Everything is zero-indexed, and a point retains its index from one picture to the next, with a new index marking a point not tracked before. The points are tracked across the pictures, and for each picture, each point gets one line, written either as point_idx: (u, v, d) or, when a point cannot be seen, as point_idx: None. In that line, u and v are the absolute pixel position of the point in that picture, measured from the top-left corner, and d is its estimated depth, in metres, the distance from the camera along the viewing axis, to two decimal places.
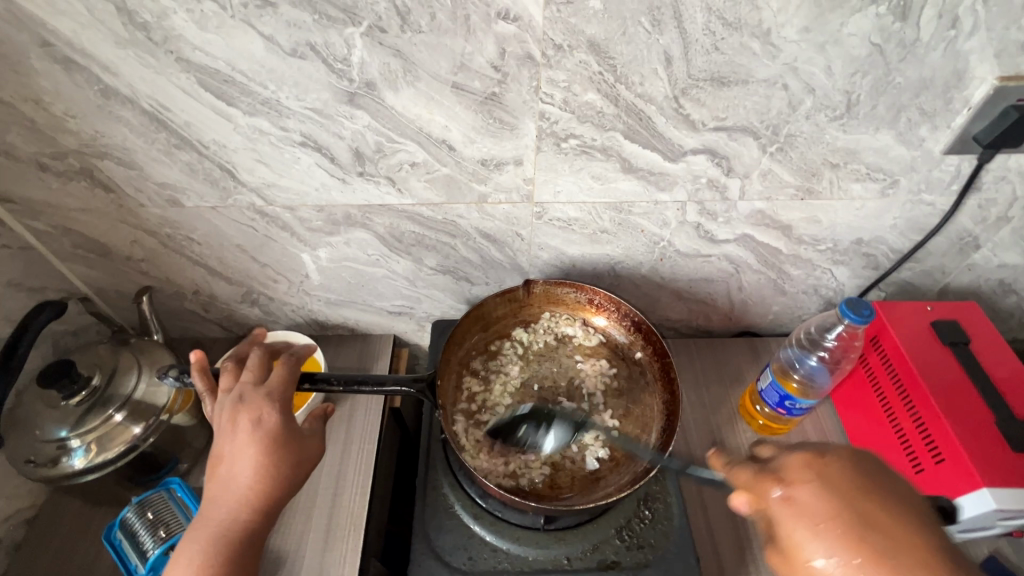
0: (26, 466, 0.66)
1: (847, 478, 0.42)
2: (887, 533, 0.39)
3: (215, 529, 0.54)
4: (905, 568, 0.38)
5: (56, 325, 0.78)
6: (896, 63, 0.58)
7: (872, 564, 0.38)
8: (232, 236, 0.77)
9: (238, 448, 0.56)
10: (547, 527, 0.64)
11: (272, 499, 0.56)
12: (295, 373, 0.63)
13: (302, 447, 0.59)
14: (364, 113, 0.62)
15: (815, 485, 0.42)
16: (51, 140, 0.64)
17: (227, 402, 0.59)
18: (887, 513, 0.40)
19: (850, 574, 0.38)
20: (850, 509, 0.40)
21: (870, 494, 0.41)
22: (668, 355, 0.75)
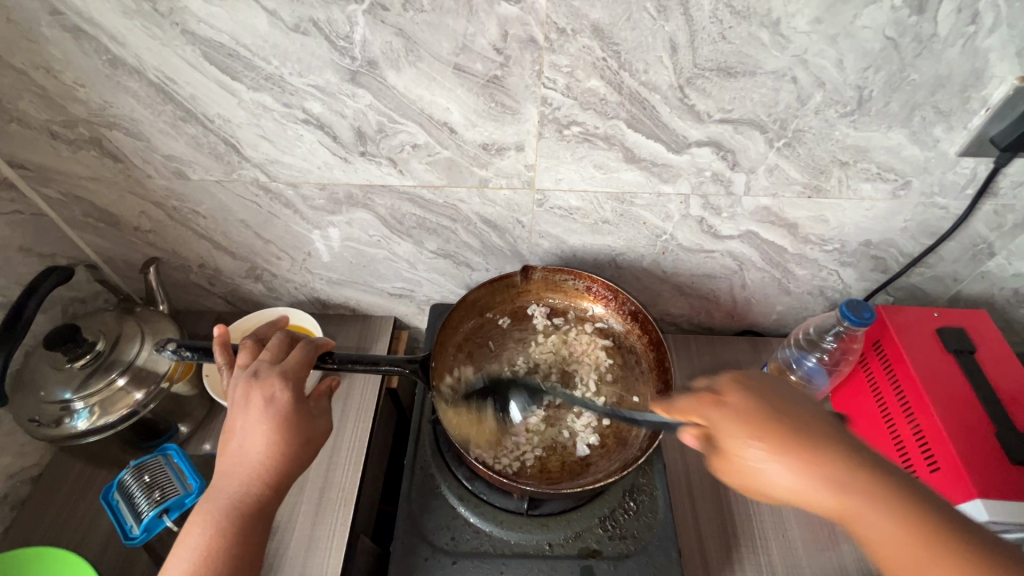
0: (31, 425, 0.68)
1: (757, 385, 0.51)
2: (789, 421, 0.47)
3: (226, 502, 0.53)
4: (804, 443, 0.46)
5: (65, 290, 0.80)
6: (912, 59, 0.56)
7: (781, 442, 0.46)
8: (236, 211, 0.78)
9: (250, 422, 0.55)
10: (531, 512, 0.65)
11: (283, 475, 0.55)
12: (310, 354, 0.62)
13: (313, 426, 0.58)
14: (365, 92, 0.62)
15: (733, 393, 0.50)
16: (62, 108, 0.65)
17: (241, 378, 0.58)
18: (782, 404, 0.49)
19: (768, 454, 0.46)
20: (762, 410, 0.49)
21: (776, 396, 0.50)
22: (663, 344, 0.75)
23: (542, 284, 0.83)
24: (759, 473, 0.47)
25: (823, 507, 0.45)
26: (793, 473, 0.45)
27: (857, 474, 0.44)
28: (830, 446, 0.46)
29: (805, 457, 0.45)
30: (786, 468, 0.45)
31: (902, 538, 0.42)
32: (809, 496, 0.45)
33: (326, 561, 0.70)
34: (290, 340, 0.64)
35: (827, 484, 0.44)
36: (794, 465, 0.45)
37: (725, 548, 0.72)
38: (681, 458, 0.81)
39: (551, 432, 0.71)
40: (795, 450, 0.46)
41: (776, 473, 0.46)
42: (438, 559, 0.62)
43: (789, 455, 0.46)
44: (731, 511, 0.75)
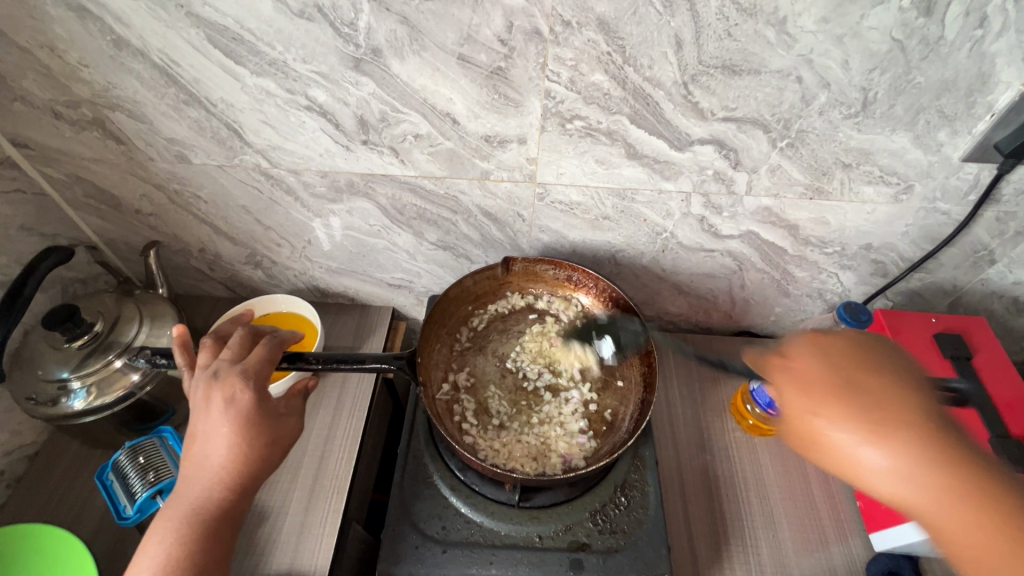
0: (27, 404, 0.68)
1: (831, 349, 0.54)
2: (873, 390, 0.50)
3: (186, 508, 0.52)
4: (889, 414, 0.48)
5: (66, 271, 0.81)
6: (918, 62, 0.56)
7: (862, 410, 0.49)
8: (238, 197, 0.78)
9: (210, 426, 0.54)
10: (521, 504, 0.65)
11: (246, 478, 0.54)
12: (275, 352, 0.60)
13: (278, 425, 0.57)
14: (369, 80, 0.62)
15: (835, 353, 0.54)
16: (66, 88, 0.65)
17: (201, 379, 0.56)
18: (900, 380, 0.51)
19: (839, 421, 0.49)
20: (860, 376, 0.52)
21: (860, 360, 0.53)
22: (644, 328, 0.76)
23: (523, 275, 0.84)
24: (827, 438, 0.49)
25: (885, 476, 0.46)
26: (858, 438, 0.48)
27: (934, 446, 0.46)
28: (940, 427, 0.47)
29: (885, 427, 0.48)
30: (856, 434, 0.48)
31: (933, 500, 0.45)
32: (892, 471, 0.46)
33: (318, 546, 0.71)
34: (253, 337, 0.63)
35: (912, 458, 0.46)
36: (908, 443, 0.46)
37: (715, 546, 0.72)
38: (674, 457, 0.81)
39: (540, 422, 0.72)
40: (873, 417, 0.48)
41: (836, 435, 0.49)
42: (428, 547, 0.62)
43: (868, 425, 0.48)
44: (723, 509, 0.76)
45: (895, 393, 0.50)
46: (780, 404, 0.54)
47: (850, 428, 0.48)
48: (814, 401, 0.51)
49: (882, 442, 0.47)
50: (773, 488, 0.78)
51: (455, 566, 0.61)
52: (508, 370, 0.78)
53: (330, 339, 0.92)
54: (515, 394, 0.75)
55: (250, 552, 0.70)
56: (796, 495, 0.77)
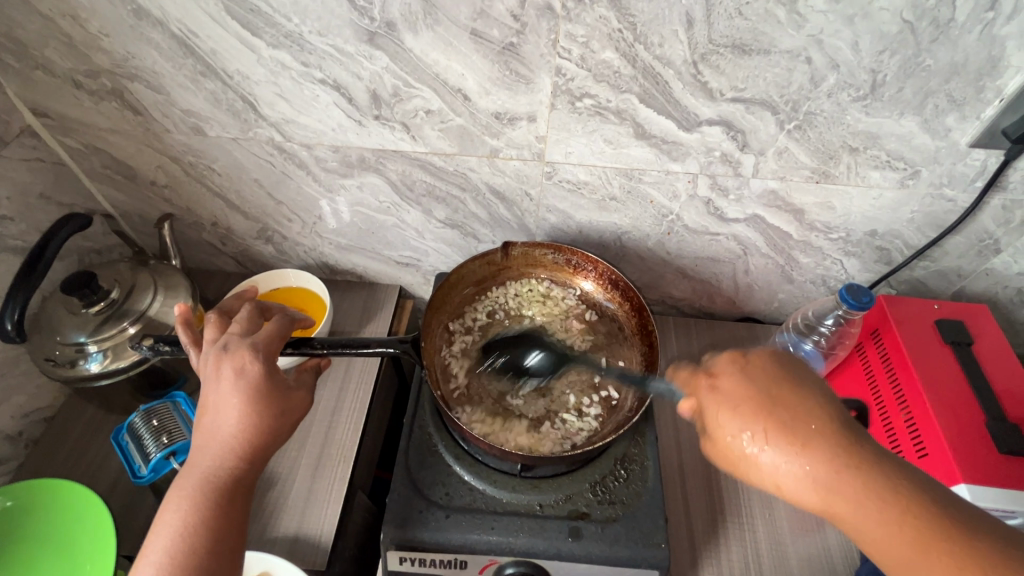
0: (46, 365, 0.70)
1: (764, 372, 0.50)
2: (773, 407, 0.47)
3: (200, 478, 0.52)
4: (786, 429, 0.45)
5: (83, 241, 0.83)
6: (927, 44, 0.56)
7: (777, 428, 0.46)
8: (251, 170, 0.79)
9: (221, 397, 0.53)
10: (524, 474, 0.67)
11: (258, 448, 0.54)
12: (285, 328, 0.60)
13: (289, 398, 0.56)
14: (383, 54, 0.63)
15: (758, 376, 0.49)
16: (86, 58, 0.67)
17: (210, 351, 0.56)
18: (789, 390, 0.48)
19: (759, 441, 0.46)
20: (766, 394, 0.48)
21: (795, 379, 0.49)
22: (645, 309, 0.77)
23: (523, 259, 0.85)
24: (752, 460, 0.46)
25: (827, 500, 0.44)
26: (783, 456, 0.45)
27: (846, 468, 0.44)
28: (832, 439, 0.45)
29: (785, 441, 0.45)
30: (775, 452, 0.45)
31: (898, 535, 0.41)
32: (810, 489, 0.44)
33: (324, 512, 0.72)
34: (262, 314, 0.63)
35: (817, 472, 0.44)
36: (813, 461, 0.44)
37: (712, 522, 0.74)
38: (673, 437, 0.83)
39: (545, 404, 0.73)
40: (781, 436, 0.45)
41: (760, 460, 0.46)
42: (432, 512, 0.64)
43: (770, 438, 0.45)
44: (720, 488, 0.77)
45: (801, 404, 0.47)
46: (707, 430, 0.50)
47: (766, 447, 0.45)
48: (736, 424, 0.47)
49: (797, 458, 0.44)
50: None
51: (458, 530, 0.63)
52: (510, 354, 0.78)
53: (339, 315, 0.93)
54: (518, 376, 0.76)
55: (259, 516, 0.72)
56: None
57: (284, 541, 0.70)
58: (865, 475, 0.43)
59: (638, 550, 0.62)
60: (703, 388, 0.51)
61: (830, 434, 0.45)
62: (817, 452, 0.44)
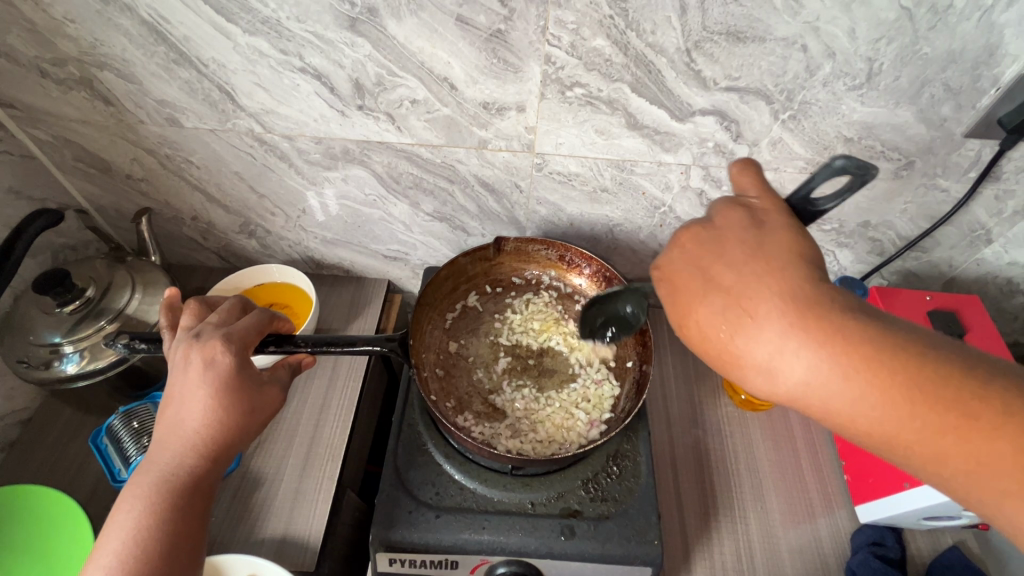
0: (20, 367, 0.68)
1: (728, 249, 0.44)
2: (718, 289, 0.43)
3: (156, 478, 0.49)
4: (734, 301, 0.42)
5: (55, 237, 0.80)
6: (925, 31, 0.55)
7: (748, 310, 0.41)
8: (230, 162, 0.77)
9: (188, 388, 0.51)
10: (514, 472, 0.66)
11: (221, 447, 0.52)
12: (262, 322, 0.58)
13: (259, 394, 0.54)
14: (365, 41, 0.60)
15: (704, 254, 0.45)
16: (51, 45, 0.63)
17: (182, 341, 0.54)
18: (722, 261, 0.44)
19: (727, 328, 0.41)
20: (724, 263, 0.44)
21: (743, 244, 0.44)
22: None
23: (515, 255, 0.82)
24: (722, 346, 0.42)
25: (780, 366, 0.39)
26: (756, 339, 0.40)
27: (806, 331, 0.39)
28: (780, 296, 0.40)
29: (730, 316, 0.41)
30: (745, 336, 0.40)
31: (885, 406, 0.37)
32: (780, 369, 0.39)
33: (313, 512, 0.71)
34: (241, 304, 0.61)
35: (783, 337, 0.39)
36: (770, 327, 0.40)
37: (704, 517, 0.74)
38: (666, 433, 0.82)
39: (536, 402, 0.72)
40: (722, 315, 0.42)
41: (716, 342, 0.42)
42: (422, 512, 0.63)
43: (722, 313, 0.42)
44: (713, 482, 0.77)
45: (758, 277, 0.42)
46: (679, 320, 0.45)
47: (739, 333, 0.41)
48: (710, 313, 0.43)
49: (772, 337, 0.39)
50: (763, 462, 0.79)
51: (449, 531, 0.62)
52: (502, 352, 0.77)
53: (325, 311, 0.91)
54: (508, 375, 0.75)
55: (245, 517, 0.70)
56: (786, 469, 0.79)
57: (271, 543, 0.69)
58: (824, 330, 0.39)
59: (631, 547, 0.61)
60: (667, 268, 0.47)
61: (778, 297, 0.40)
62: (767, 314, 0.40)
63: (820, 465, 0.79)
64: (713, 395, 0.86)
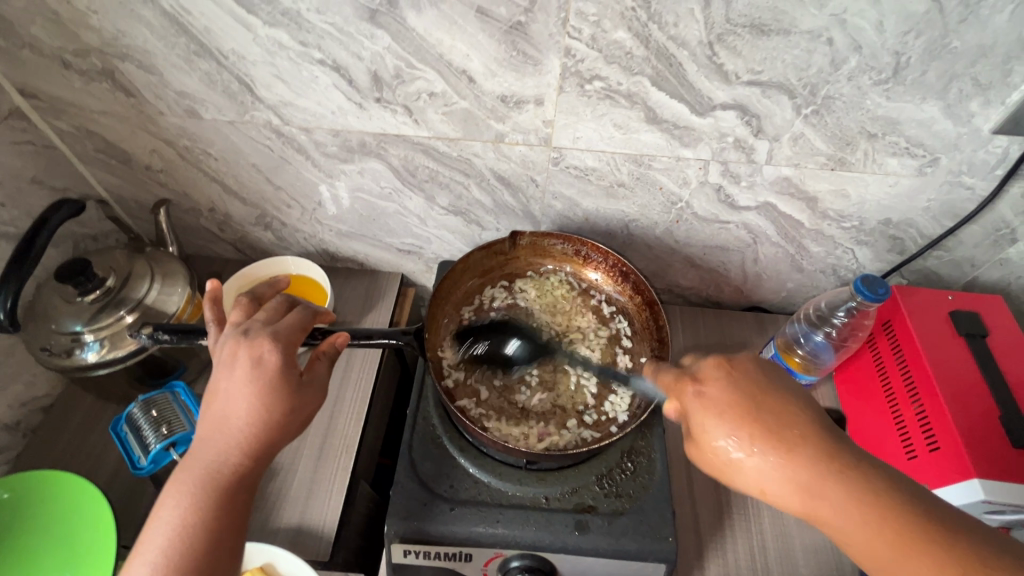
0: (41, 354, 0.69)
1: (755, 379, 0.47)
2: (763, 416, 0.45)
3: (204, 473, 0.50)
4: (773, 430, 0.45)
5: (76, 227, 0.81)
6: (955, 25, 0.54)
7: (760, 433, 0.44)
8: (248, 154, 0.77)
9: (234, 385, 0.52)
10: (528, 467, 0.66)
11: (264, 445, 0.52)
12: (308, 321, 0.59)
13: (301, 394, 0.54)
14: (384, 33, 0.60)
15: (752, 376, 0.48)
16: (75, 36, 0.64)
17: (230, 336, 0.55)
18: (773, 395, 0.46)
19: (742, 446, 0.44)
20: (764, 388, 0.47)
21: (767, 399, 0.46)
22: (656, 306, 0.74)
23: (531, 250, 0.83)
24: (736, 464, 0.45)
25: (790, 490, 0.44)
26: (768, 461, 0.44)
27: (829, 461, 0.43)
28: (806, 428, 0.45)
29: (767, 442, 0.44)
30: (761, 458, 0.44)
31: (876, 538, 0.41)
32: (776, 484, 0.44)
33: (327, 502, 0.72)
34: (287, 301, 0.62)
35: (802, 479, 0.43)
36: (801, 464, 0.43)
37: (718, 515, 0.73)
38: (680, 429, 0.82)
39: (549, 397, 0.72)
40: (768, 448, 0.44)
41: (753, 469, 0.44)
42: (436, 504, 0.63)
43: (742, 434, 0.45)
44: (726, 480, 0.76)
45: (784, 416, 0.45)
46: (690, 432, 0.48)
47: (752, 451, 0.44)
48: (724, 431, 0.45)
49: (789, 462, 0.43)
50: None
51: (463, 523, 0.62)
52: (516, 347, 0.77)
53: (340, 303, 0.92)
54: (523, 369, 0.75)
55: (262, 505, 0.71)
56: None
57: (287, 532, 0.69)
58: (846, 470, 0.43)
59: (645, 544, 0.61)
60: (686, 384, 0.49)
61: (807, 433, 0.44)
62: (795, 453, 0.44)
63: None
64: None
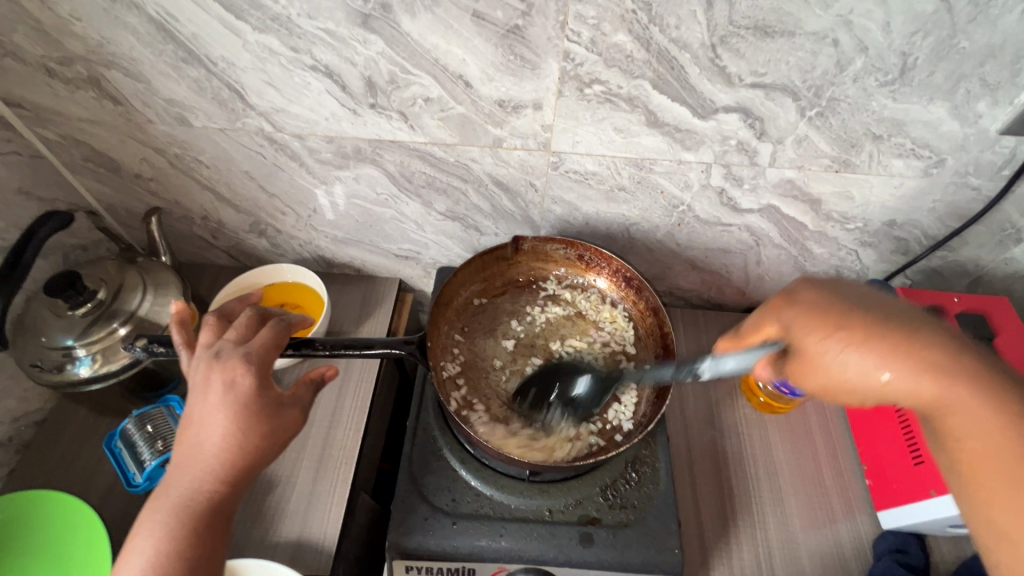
0: (32, 370, 0.67)
1: (840, 291, 0.49)
2: (865, 314, 0.46)
3: (175, 503, 0.49)
4: (887, 330, 0.45)
5: (66, 237, 0.79)
6: (964, 24, 0.53)
7: (870, 337, 0.44)
8: (241, 161, 0.75)
9: (207, 410, 0.51)
10: (532, 478, 0.65)
11: (240, 470, 0.51)
12: (280, 338, 0.57)
13: (279, 414, 0.53)
14: (377, 38, 0.59)
15: (844, 292, 0.49)
16: (58, 43, 0.62)
17: (201, 360, 0.54)
18: (874, 301, 0.48)
19: (849, 347, 0.44)
20: (869, 299, 0.48)
21: (868, 306, 0.47)
22: (661, 312, 0.73)
23: (533, 255, 0.81)
24: (839, 368, 0.45)
25: (915, 390, 0.43)
26: (874, 361, 0.44)
27: (949, 363, 0.43)
28: (909, 326, 0.45)
29: (877, 341, 0.44)
30: (872, 358, 0.44)
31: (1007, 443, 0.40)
32: (899, 385, 0.43)
33: (327, 515, 0.71)
34: (258, 316, 0.60)
35: (923, 373, 0.43)
36: (912, 361, 0.43)
37: (723, 522, 0.72)
38: (683, 434, 0.81)
39: (552, 406, 0.71)
40: (884, 342, 0.44)
41: (858, 368, 0.44)
42: (438, 519, 0.62)
43: (853, 338, 0.45)
44: (731, 485, 0.76)
45: (888, 321, 0.45)
46: (789, 345, 0.48)
47: (859, 352, 0.44)
48: (830, 336, 0.45)
49: (903, 363, 0.43)
50: (782, 466, 0.78)
51: (465, 538, 0.61)
52: (519, 354, 0.76)
53: (337, 310, 0.90)
54: (526, 378, 0.73)
55: (260, 520, 0.70)
56: (806, 474, 0.77)
57: (286, 547, 0.68)
58: (981, 375, 0.42)
59: (651, 556, 0.60)
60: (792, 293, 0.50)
61: (920, 330, 0.45)
62: (917, 351, 0.43)
63: (840, 469, 0.77)
64: (730, 396, 0.84)
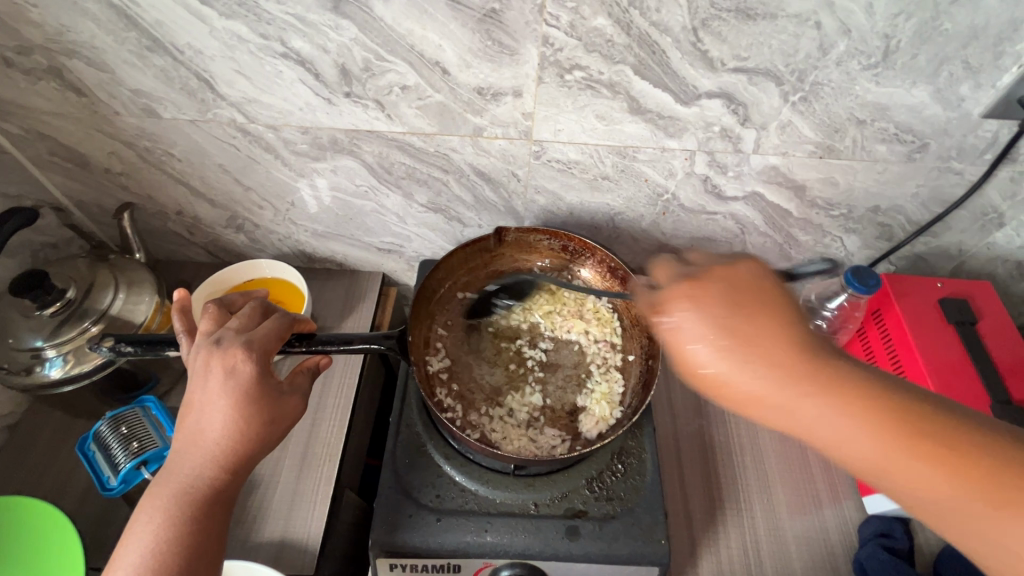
0: (0, 373, 0.65)
1: (727, 289, 0.48)
2: (761, 326, 0.45)
3: (178, 488, 0.48)
4: (732, 333, 0.45)
5: (33, 236, 0.77)
6: (947, 6, 0.52)
7: (730, 350, 0.44)
8: (214, 154, 0.73)
9: (208, 397, 0.49)
10: (517, 473, 0.64)
11: (243, 458, 0.49)
12: (286, 328, 0.55)
13: (281, 404, 0.52)
14: (350, 24, 0.57)
15: (713, 291, 0.47)
16: (15, 31, 0.59)
17: (202, 346, 0.52)
18: (743, 300, 0.46)
19: (724, 365, 0.44)
20: (756, 301, 0.47)
21: (747, 310, 0.46)
22: None
23: (516, 246, 0.79)
24: (716, 380, 0.45)
25: (773, 396, 0.43)
26: (738, 370, 0.44)
27: (805, 367, 0.43)
28: (803, 337, 0.45)
29: (746, 354, 0.44)
30: (733, 369, 0.44)
31: (879, 441, 0.41)
32: (776, 401, 0.43)
33: (311, 514, 0.70)
34: (263, 308, 0.58)
35: (774, 370, 0.43)
36: (770, 372, 0.43)
37: (710, 511, 0.72)
38: (670, 424, 0.81)
39: (535, 398, 0.70)
40: (740, 351, 0.44)
41: (742, 385, 0.44)
42: (422, 516, 0.61)
43: (733, 355, 0.44)
44: (718, 474, 0.76)
45: (773, 329, 0.45)
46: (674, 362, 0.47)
47: (728, 366, 0.44)
48: (714, 354, 0.44)
49: (780, 377, 0.43)
50: (768, 454, 0.78)
51: (450, 534, 0.60)
52: (503, 345, 0.75)
53: (319, 306, 0.89)
54: (510, 370, 0.73)
55: (242, 520, 0.69)
56: (792, 462, 0.77)
57: (269, 547, 0.67)
58: (823, 374, 0.43)
59: (637, 547, 0.60)
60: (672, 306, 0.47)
61: (778, 331, 0.45)
62: (770, 360, 0.44)
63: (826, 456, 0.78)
64: None
